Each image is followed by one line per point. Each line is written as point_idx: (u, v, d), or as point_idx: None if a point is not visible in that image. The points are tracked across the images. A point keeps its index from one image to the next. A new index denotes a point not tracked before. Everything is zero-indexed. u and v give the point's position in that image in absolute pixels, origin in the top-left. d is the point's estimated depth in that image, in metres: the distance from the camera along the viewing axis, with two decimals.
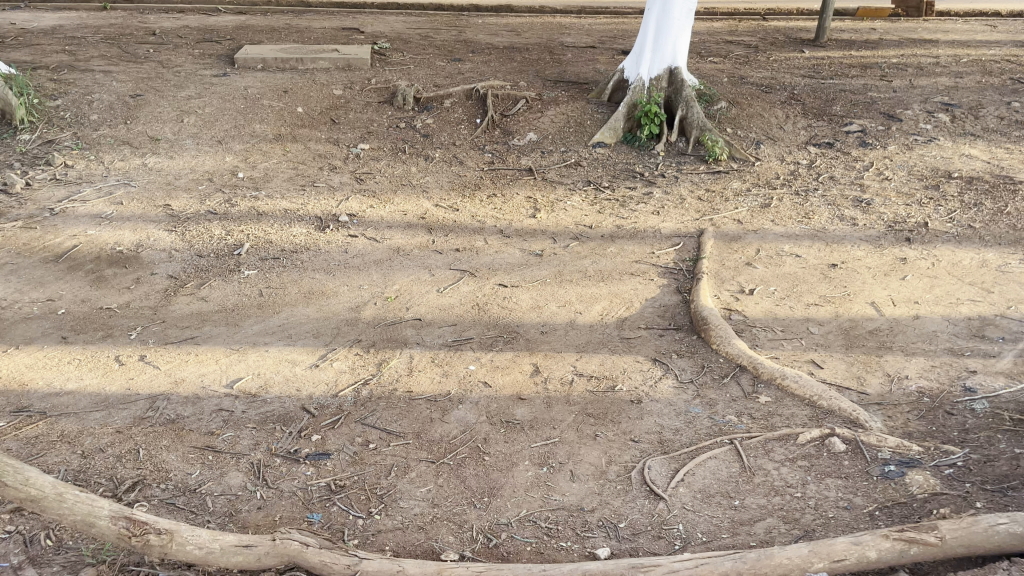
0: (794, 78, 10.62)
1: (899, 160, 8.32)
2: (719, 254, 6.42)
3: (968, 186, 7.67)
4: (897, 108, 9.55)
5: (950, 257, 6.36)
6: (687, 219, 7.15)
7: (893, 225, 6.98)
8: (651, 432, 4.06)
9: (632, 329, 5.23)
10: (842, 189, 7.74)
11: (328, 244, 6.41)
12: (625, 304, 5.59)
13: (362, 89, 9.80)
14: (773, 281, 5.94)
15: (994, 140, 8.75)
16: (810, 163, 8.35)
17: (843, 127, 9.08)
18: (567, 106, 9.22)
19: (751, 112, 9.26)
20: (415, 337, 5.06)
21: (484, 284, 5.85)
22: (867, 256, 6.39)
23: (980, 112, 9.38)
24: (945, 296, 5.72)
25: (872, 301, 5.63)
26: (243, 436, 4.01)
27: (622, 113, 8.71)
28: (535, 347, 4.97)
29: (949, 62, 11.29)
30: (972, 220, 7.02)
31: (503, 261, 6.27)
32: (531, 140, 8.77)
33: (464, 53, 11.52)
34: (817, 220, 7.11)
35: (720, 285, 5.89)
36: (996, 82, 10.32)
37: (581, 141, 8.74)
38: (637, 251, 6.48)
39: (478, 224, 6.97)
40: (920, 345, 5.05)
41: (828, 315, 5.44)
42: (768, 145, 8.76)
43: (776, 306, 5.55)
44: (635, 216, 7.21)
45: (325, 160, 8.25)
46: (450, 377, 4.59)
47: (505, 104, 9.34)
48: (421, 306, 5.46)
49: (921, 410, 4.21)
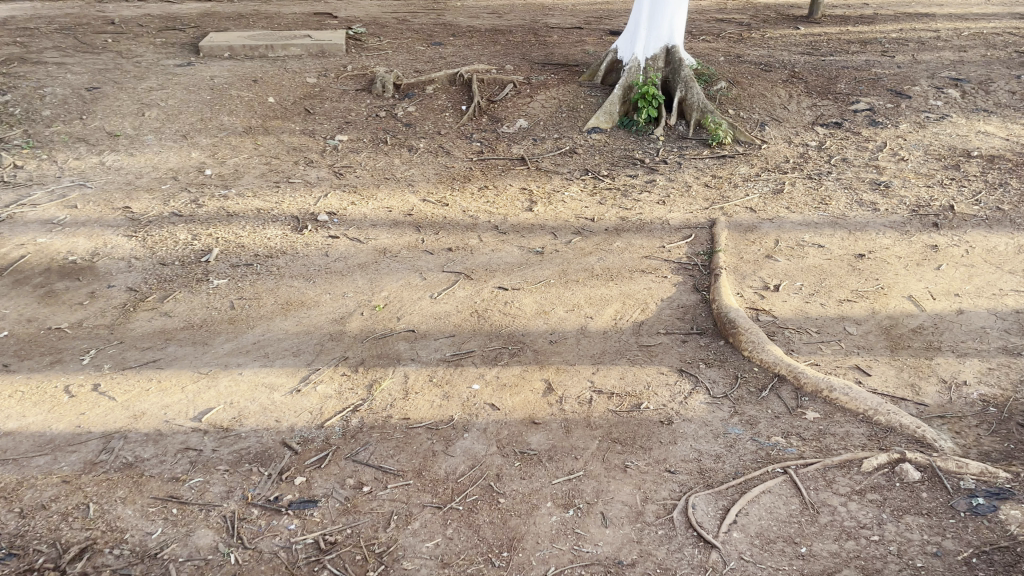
0: (793, 56, 10.09)
1: (913, 139, 7.83)
2: (736, 246, 5.89)
3: (990, 164, 7.19)
4: (904, 84, 9.06)
5: (984, 243, 5.86)
6: (695, 208, 6.61)
7: (917, 209, 6.48)
8: (688, 460, 3.53)
9: (651, 335, 4.68)
10: (858, 171, 7.23)
11: (306, 247, 5.80)
12: (640, 307, 5.05)
13: (337, 77, 9.17)
14: (799, 276, 5.42)
15: (1009, 115, 8.28)
16: (819, 144, 7.83)
17: (850, 106, 8.57)
18: (558, 90, 8.64)
19: (753, 92, 8.73)
20: (409, 353, 4.48)
21: (482, 288, 5.28)
22: (895, 244, 5.89)
23: (991, 87, 8.91)
24: (987, 287, 5.22)
25: (909, 295, 5.12)
26: (214, 481, 3.43)
27: (618, 95, 8.14)
28: (545, 360, 4.41)
29: (950, 35, 10.80)
30: (999, 202, 6.54)
31: (501, 261, 5.70)
32: (522, 127, 8.18)
33: (444, 37, 10.88)
34: (835, 206, 6.60)
35: (742, 281, 5.36)
36: (1002, 56, 9.85)
37: (574, 126, 8.16)
38: (647, 246, 5.93)
39: (470, 220, 6.40)
40: (971, 344, 4.55)
41: (864, 312, 4.92)
42: (774, 126, 8.23)
43: (806, 304, 5.03)
44: (640, 206, 6.66)
45: (300, 153, 7.62)
46: (452, 400, 4.02)
47: (491, 89, 8.78)
48: (413, 316, 4.88)
49: (991, 423, 3.70)
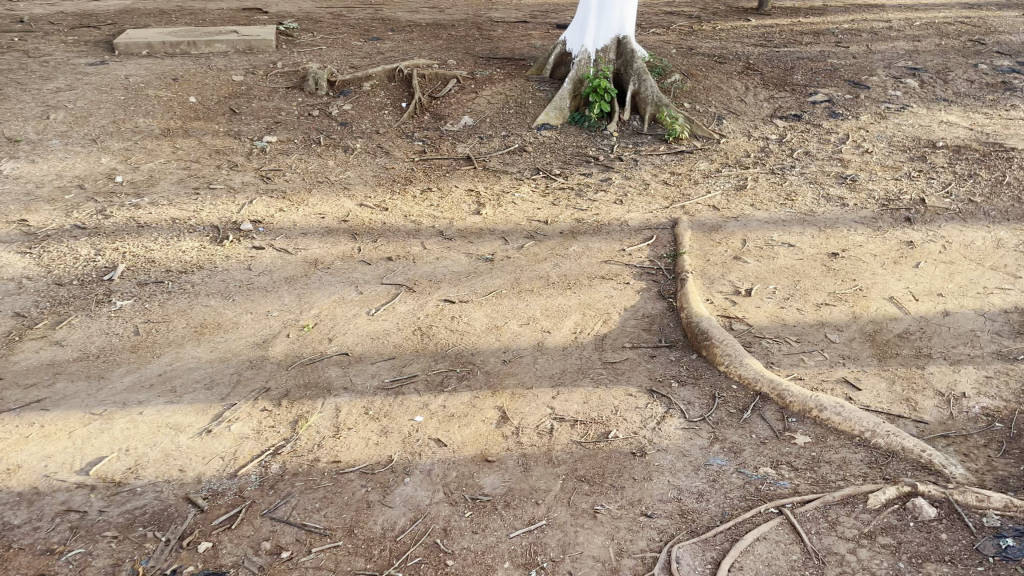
0: (747, 48, 9.75)
1: (875, 130, 7.52)
2: (701, 247, 5.45)
3: (956, 155, 6.90)
4: (861, 75, 8.78)
5: (960, 238, 5.53)
6: (655, 207, 6.17)
7: (887, 204, 6.13)
8: (667, 499, 3.03)
9: (615, 351, 4.20)
10: (822, 165, 6.88)
11: (227, 260, 5.18)
12: (602, 320, 4.56)
13: (266, 75, 8.52)
14: (770, 278, 5.00)
15: (969, 105, 8.04)
16: (780, 138, 7.47)
17: (808, 98, 8.25)
18: (504, 85, 8.13)
19: (708, 85, 8.34)
20: (341, 380, 3.91)
21: (425, 301, 4.73)
22: (868, 241, 5.51)
23: (948, 76, 8.69)
24: (970, 285, 4.86)
25: (890, 297, 4.74)
26: (98, 553, 2.82)
27: (568, 90, 7.66)
28: (498, 383, 3.88)
29: (902, 26, 10.61)
30: (970, 194, 6.24)
31: (446, 270, 5.16)
32: (467, 125, 7.64)
33: (382, 32, 10.28)
34: (801, 201, 6.22)
35: (710, 286, 4.92)
36: (956, 45, 9.66)
37: (523, 123, 7.64)
38: (605, 250, 5.46)
39: (412, 225, 5.85)
40: (963, 349, 4.16)
41: (844, 317, 4.51)
42: (732, 119, 7.84)
43: (782, 310, 4.60)
44: (596, 207, 6.18)
45: (224, 156, 6.96)
46: (391, 436, 3.46)
47: (433, 85, 8.23)
48: (348, 336, 4.31)
49: (1001, 441, 3.29)
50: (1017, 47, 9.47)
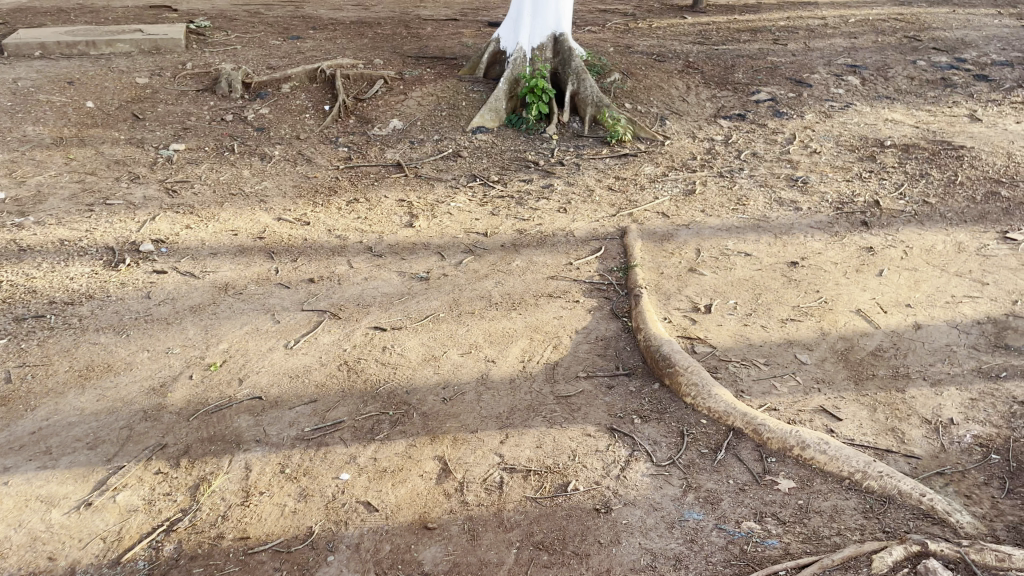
0: (684, 46, 9.47)
1: (821, 129, 7.29)
2: (654, 259, 5.05)
3: (906, 154, 6.70)
4: (802, 72, 8.57)
5: (920, 242, 5.28)
6: (601, 215, 5.75)
7: (841, 207, 5.86)
8: (640, 568, 2.60)
9: (569, 383, 3.75)
10: (771, 166, 6.58)
11: (122, 287, 4.54)
12: (551, 346, 4.11)
13: (174, 76, 7.81)
14: (730, 292, 4.63)
15: (912, 103, 7.90)
16: (725, 138, 7.15)
17: (751, 97, 7.98)
18: (435, 86, 7.62)
19: (649, 84, 8.00)
20: (253, 431, 3.35)
21: (352, 330, 4.19)
22: (826, 248, 5.20)
23: (889, 73, 8.55)
24: (938, 294, 4.58)
25: (857, 310, 4.41)
26: None
27: (503, 90, 7.20)
28: (438, 427, 3.38)
29: (838, 23, 10.50)
30: (924, 194, 6.02)
31: (376, 292, 4.63)
32: (396, 128, 7.10)
33: (303, 31, 9.64)
34: (753, 206, 5.89)
35: (667, 303, 4.51)
36: (892, 42, 9.57)
37: (457, 126, 7.14)
38: (551, 265, 5.01)
39: (338, 241, 5.29)
40: (942, 367, 3.84)
41: (812, 334, 4.16)
42: (675, 120, 7.50)
43: (746, 328, 4.22)
44: (538, 216, 5.74)
45: (124, 168, 6.27)
46: (312, 501, 2.93)
47: (358, 86, 7.66)
48: (262, 375, 3.75)
49: (1002, 477, 2.94)
50: (951, 43, 9.44)
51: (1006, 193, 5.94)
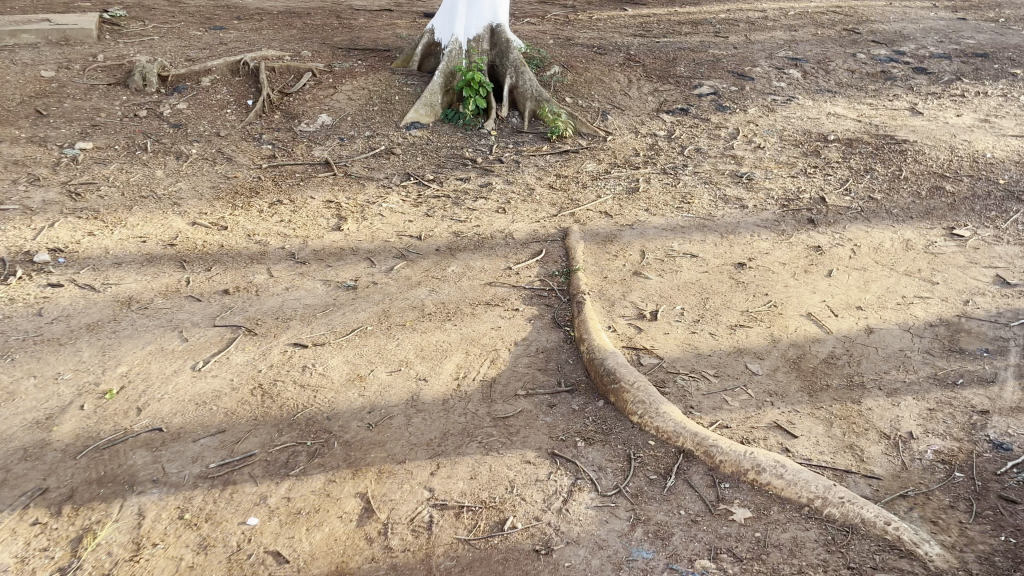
0: (625, 38, 9.25)
1: (764, 124, 7.13)
2: (596, 262, 4.79)
3: (849, 149, 6.58)
4: (744, 65, 8.44)
5: (867, 240, 5.14)
6: (542, 215, 5.47)
7: (787, 204, 5.69)
8: None
9: (507, 403, 3.45)
10: (715, 162, 6.39)
11: (12, 304, 4.10)
12: (488, 360, 3.81)
13: (83, 69, 7.25)
14: (677, 296, 4.39)
15: (853, 96, 7.83)
16: (669, 133, 6.94)
17: (693, 90, 7.79)
18: (366, 79, 7.23)
19: (589, 78, 7.75)
20: (150, 470, 2.99)
21: (269, 348, 3.84)
22: (774, 248, 5.01)
23: (829, 66, 8.47)
24: (888, 296, 4.43)
25: (808, 314, 4.22)
26: None
27: (439, 83, 6.84)
28: (361, 459, 3.06)
29: (777, 15, 10.42)
30: (869, 190, 5.90)
31: (298, 304, 4.28)
32: (325, 124, 6.69)
33: (226, 21, 9.12)
34: (698, 204, 5.68)
35: (611, 310, 4.26)
36: (832, 35, 9.52)
37: (389, 121, 6.77)
38: (488, 270, 4.70)
39: (258, 248, 4.90)
40: (897, 374, 3.66)
41: (763, 342, 3.94)
42: (617, 115, 7.26)
43: (694, 336, 3.98)
44: (475, 217, 5.43)
45: (24, 168, 5.74)
46: (214, 553, 2.61)
47: (285, 79, 7.22)
48: (164, 404, 3.38)
49: (968, 499, 2.76)
50: (889, 36, 9.43)
51: (950, 188, 5.85)
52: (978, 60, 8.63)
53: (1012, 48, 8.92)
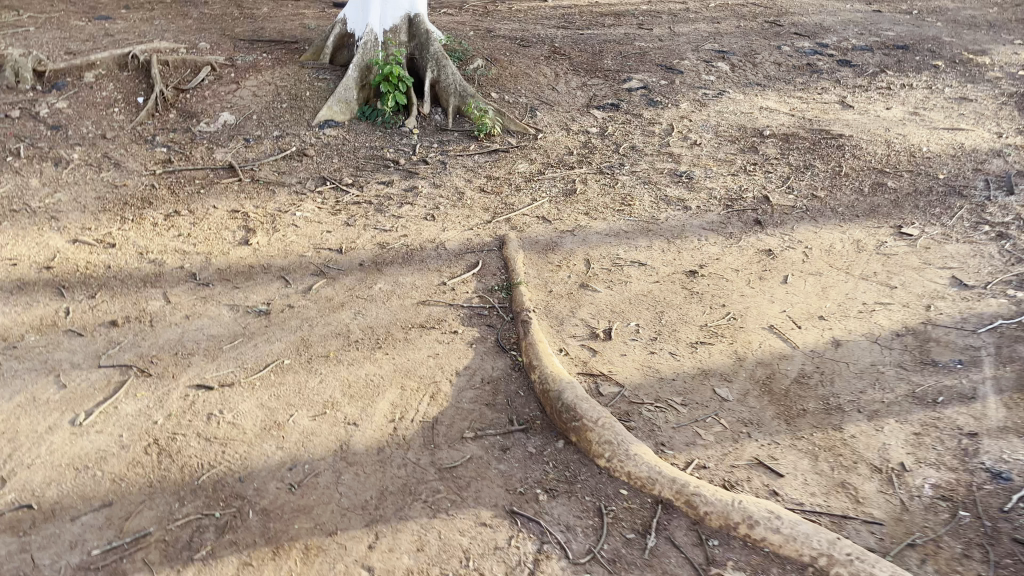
0: (548, 30, 8.86)
1: (698, 119, 6.85)
2: (538, 273, 4.38)
3: (787, 144, 6.37)
4: (672, 58, 8.17)
5: (818, 242, 4.89)
6: (474, 222, 5.01)
7: (731, 204, 5.41)
8: None
9: (453, 448, 3.00)
10: (652, 160, 6.07)
11: None
12: (426, 395, 3.33)
13: None
14: (629, 311, 4.02)
15: (783, 89, 7.66)
16: (601, 130, 6.58)
17: (622, 85, 7.46)
18: (273, 73, 6.59)
19: (515, 72, 7.32)
20: (15, 562, 2.46)
21: (167, 393, 3.29)
22: (724, 253, 4.70)
23: (756, 59, 8.30)
24: (849, 303, 4.17)
25: (771, 327, 3.91)
26: None
27: (353, 78, 6.28)
28: (282, 533, 2.58)
29: (698, 7, 10.23)
30: (812, 188, 5.68)
31: (200, 335, 3.71)
32: (227, 123, 6.03)
33: (113, 10, 8.26)
34: (640, 206, 5.34)
35: (560, 329, 3.84)
36: (754, 27, 9.37)
37: (300, 119, 6.16)
38: (420, 287, 4.21)
39: (153, 268, 4.29)
40: (874, 393, 3.37)
41: (728, 361, 3.60)
42: (546, 111, 6.86)
43: (654, 357, 3.61)
44: (402, 226, 4.92)
45: None
46: None
47: (181, 73, 6.51)
48: (36, 471, 2.83)
49: (982, 545, 2.48)
50: (811, 29, 9.35)
51: (892, 184, 5.69)
52: (900, 52, 8.61)
53: (931, 40, 8.95)
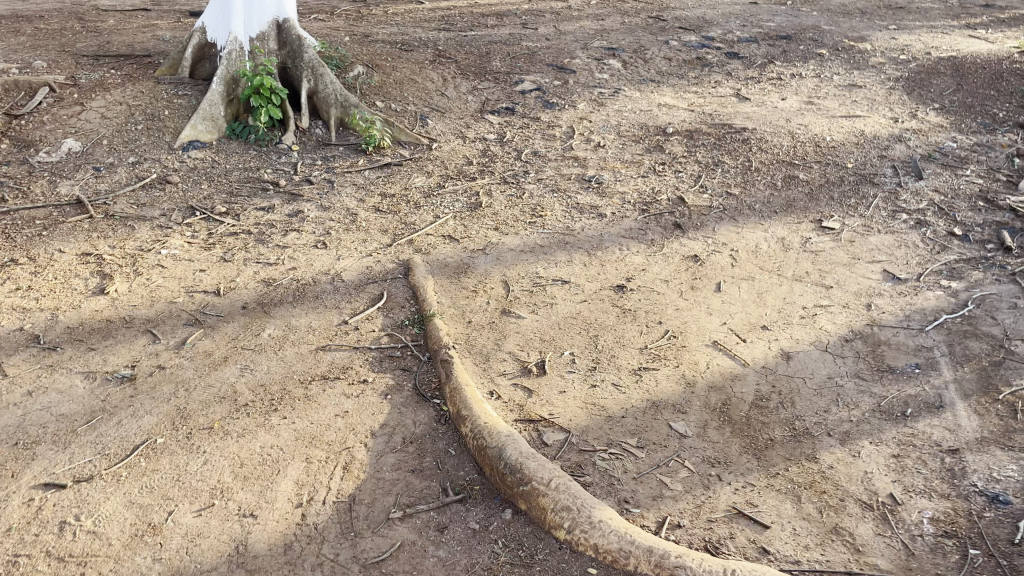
0: (429, 33, 8.35)
1: (598, 119, 6.52)
2: (452, 302, 3.88)
3: (692, 141, 6.12)
4: (562, 57, 7.84)
5: (742, 243, 4.61)
6: (372, 246, 4.45)
7: (647, 208, 5.07)
8: None
9: (379, 535, 2.48)
10: (557, 165, 5.67)
11: None
12: (338, 466, 2.78)
13: None
14: (560, 338, 3.57)
15: (677, 85, 7.45)
16: (499, 136, 6.13)
17: (515, 87, 7.04)
18: (125, 91, 5.80)
19: (399, 78, 6.78)
20: None
21: (4, 501, 2.62)
22: (649, 263, 4.34)
23: (647, 55, 8.08)
24: (790, 309, 3.88)
25: (715, 343, 3.56)
26: None
27: (219, 92, 5.58)
28: None
29: (581, 5, 9.97)
30: (724, 185, 5.43)
31: (47, 416, 3.02)
32: (72, 150, 5.22)
33: None
34: (552, 216, 4.92)
35: (486, 367, 3.35)
36: (639, 23, 9.18)
37: (160, 141, 5.41)
38: (317, 329, 3.62)
39: None
40: (840, 412, 3.06)
41: (678, 388, 3.21)
42: (438, 118, 6.35)
43: (596, 391, 3.18)
44: (289, 257, 4.30)
45: None
46: None
47: (12, 96, 5.62)
48: None
49: None
50: (695, 23, 9.24)
51: (803, 177, 5.52)
52: (784, 42, 8.60)
53: (811, 29, 9.00)
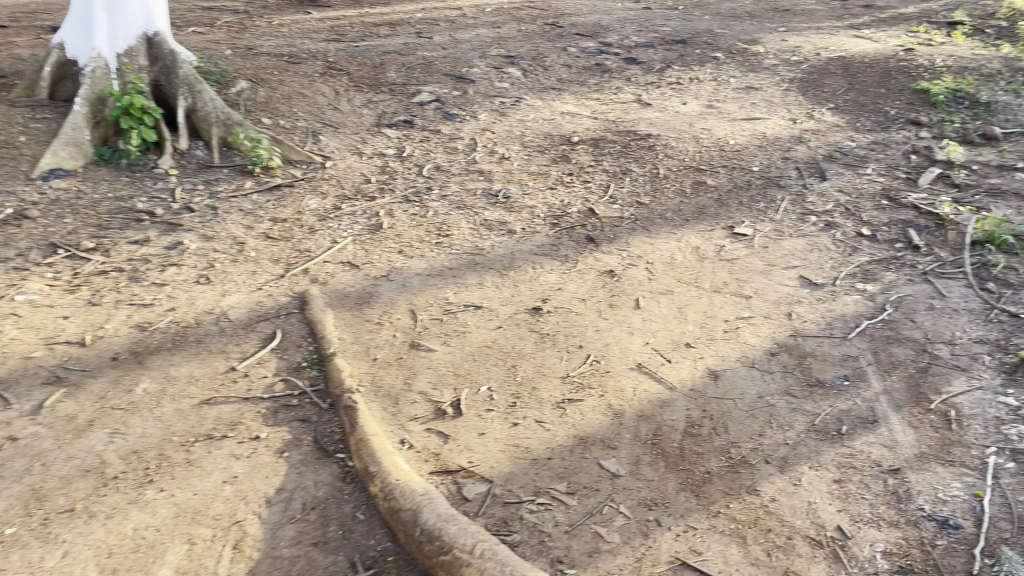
0: (318, 45, 7.92)
1: (500, 130, 6.28)
2: (355, 336, 3.53)
3: (598, 149, 5.95)
4: (459, 67, 7.57)
5: (658, 254, 4.44)
6: (263, 279, 4.05)
7: (557, 221, 4.84)
8: None
9: None
10: (462, 180, 5.39)
11: None
12: (229, 546, 2.42)
13: None
14: (475, 371, 3.29)
15: (578, 92, 7.29)
16: (398, 151, 5.80)
17: (412, 99, 6.72)
18: None
19: (287, 93, 6.35)
20: None
21: None
22: (564, 281, 4.10)
23: (545, 62, 7.91)
24: (712, 323, 3.71)
25: (639, 365, 3.35)
26: None
27: (82, 114, 5.04)
28: None
29: (475, 12, 9.73)
30: (634, 194, 5.27)
31: None
32: None
33: None
34: (459, 234, 4.63)
35: (395, 409, 3.04)
36: (536, 30, 9.01)
37: (15, 171, 4.83)
38: (201, 379, 3.21)
39: None
40: (776, 434, 2.89)
41: (604, 420, 2.97)
42: (330, 134, 5.96)
43: (517, 430, 2.91)
44: (167, 296, 3.85)
45: None
46: None
47: None
48: None
49: None
50: (591, 29, 9.15)
51: (712, 182, 5.42)
52: (680, 46, 8.59)
53: (705, 33, 9.04)
